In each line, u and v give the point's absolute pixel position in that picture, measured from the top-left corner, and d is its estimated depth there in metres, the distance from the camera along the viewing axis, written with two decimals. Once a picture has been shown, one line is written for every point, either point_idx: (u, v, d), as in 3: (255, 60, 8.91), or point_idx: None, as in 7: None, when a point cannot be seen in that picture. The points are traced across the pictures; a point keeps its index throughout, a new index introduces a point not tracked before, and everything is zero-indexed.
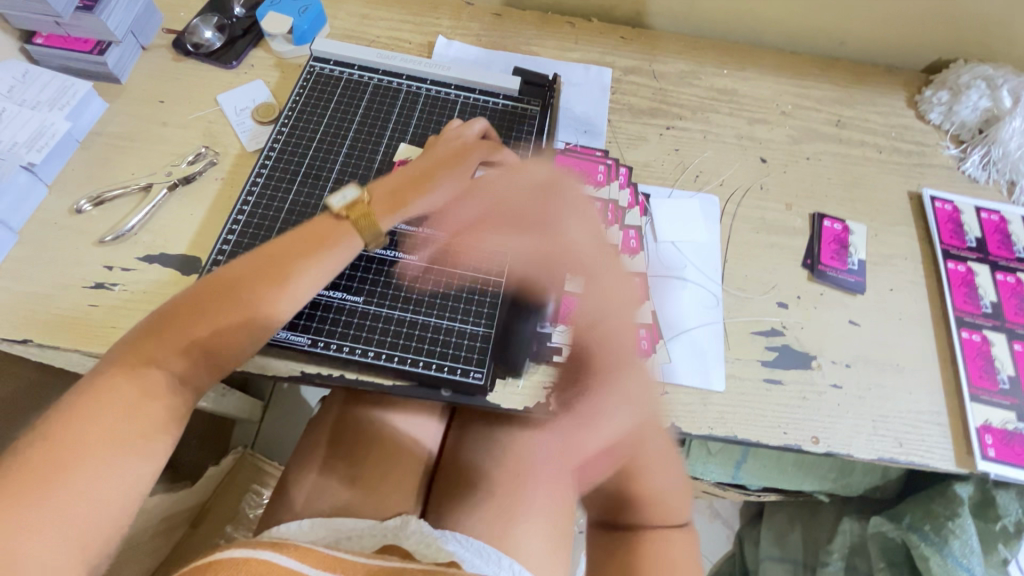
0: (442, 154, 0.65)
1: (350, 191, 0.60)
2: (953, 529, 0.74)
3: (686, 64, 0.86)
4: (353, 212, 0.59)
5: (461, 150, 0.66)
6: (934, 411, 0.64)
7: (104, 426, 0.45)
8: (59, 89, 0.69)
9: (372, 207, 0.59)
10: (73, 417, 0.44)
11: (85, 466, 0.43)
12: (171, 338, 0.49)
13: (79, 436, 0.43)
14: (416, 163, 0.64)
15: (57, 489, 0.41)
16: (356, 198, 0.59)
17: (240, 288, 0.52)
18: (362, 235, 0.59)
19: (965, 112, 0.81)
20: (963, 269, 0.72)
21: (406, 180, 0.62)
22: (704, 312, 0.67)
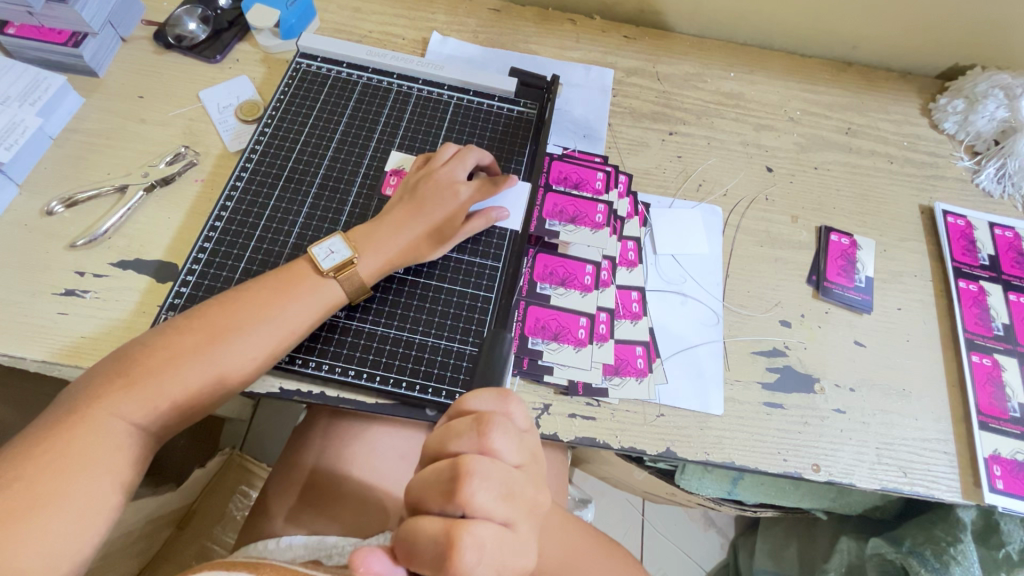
0: (426, 198, 0.60)
1: (337, 247, 0.57)
2: (955, 555, 0.71)
3: (691, 66, 0.82)
4: (339, 270, 0.56)
5: (445, 189, 0.60)
6: (941, 438, 0.62)
7: (65, 475, 0.44)
8: (32, 83, 0.66)
9: (361, 261, 0.57)
10: (30, 466, 0.43)
11: (43, 516, 0.42)
12: (137, 389, 0.48)
13: (38, 486, 0.43)
14: (421, 195, 0.60)
15: (13, 540, 0.41)
16: (345, 257, 0.56)
17: (219, 339, 0.51)
18: (346, 289, 0.56)
19: (981, 122, 0.77)
20: (975, 288, 0.69)
21: (386, 232, 0.58)
22: (703, 330, 0.65)
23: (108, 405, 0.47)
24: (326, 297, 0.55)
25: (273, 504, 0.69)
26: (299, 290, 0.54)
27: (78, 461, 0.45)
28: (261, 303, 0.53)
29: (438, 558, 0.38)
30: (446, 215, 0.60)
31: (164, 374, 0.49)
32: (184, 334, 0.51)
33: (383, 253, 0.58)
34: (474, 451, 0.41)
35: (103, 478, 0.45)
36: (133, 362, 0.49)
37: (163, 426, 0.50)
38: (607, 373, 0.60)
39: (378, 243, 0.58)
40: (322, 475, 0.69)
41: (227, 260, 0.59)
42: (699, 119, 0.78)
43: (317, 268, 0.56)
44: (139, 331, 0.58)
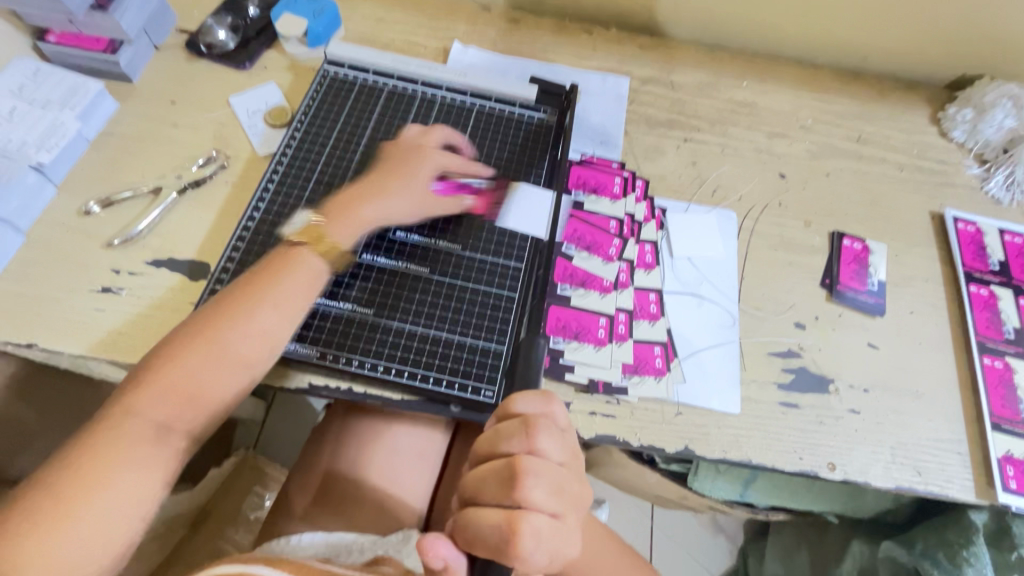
0: (388, 166, 0.65)
1: (300, 220, 0.62)
2: (968, 558, 0.72)
3: (705, 75, 0.84)
4: (308, 235, 0.60)
5: (409, 155, 0.65)
6: (955, 439, 0.63)
7: (104, 470, 0.48)
8: (71, 88, 0.68)
9: (331, 225, 0.61)
10: (74, 462, 0.48)
11: (87, 507, 0.47)
12: (164, 384, 0.51)
13: (81, 479, 0.47)
14: (377, 167, 0.65)
15: (61, 529, 0.45)
16: (311, 224, 0.61)
17: (232, 328, 0.54)
18: (327, 256, 0.59)
19: (989, 131, 0.79)
20: (986, 293, 0.70)
21: (352, 200, 0.62)
22: (719, 331, 0.66)
23: (132, 400, 0.51)
24: (310, 271, 0.58)
25: (295, 500, 0.71)
26: (286, 272, 0.57)
27: (114, 455, 0.49)
28: (268, 287, 0.56)
29: (499, 543, 0.43)
30: (409, 178, 0.64)
31: (187, 367, 0.52)
32: (192, 330, 0.54)
33: (358, 218, 0.61)
34: (526, 451, 0.46)
35: (138, 470, 0.49)
36: (156, 360, 0.52)
37: (188, 418, 0.53)
38: (626, 372, 0.62)
39: (347, 208, 0.62)
40: (343, 473, 0.71)
41: (258, 260, 0.61)
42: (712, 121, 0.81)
43: (289, 237, 0.60)
44: (174, 328, 0.60)
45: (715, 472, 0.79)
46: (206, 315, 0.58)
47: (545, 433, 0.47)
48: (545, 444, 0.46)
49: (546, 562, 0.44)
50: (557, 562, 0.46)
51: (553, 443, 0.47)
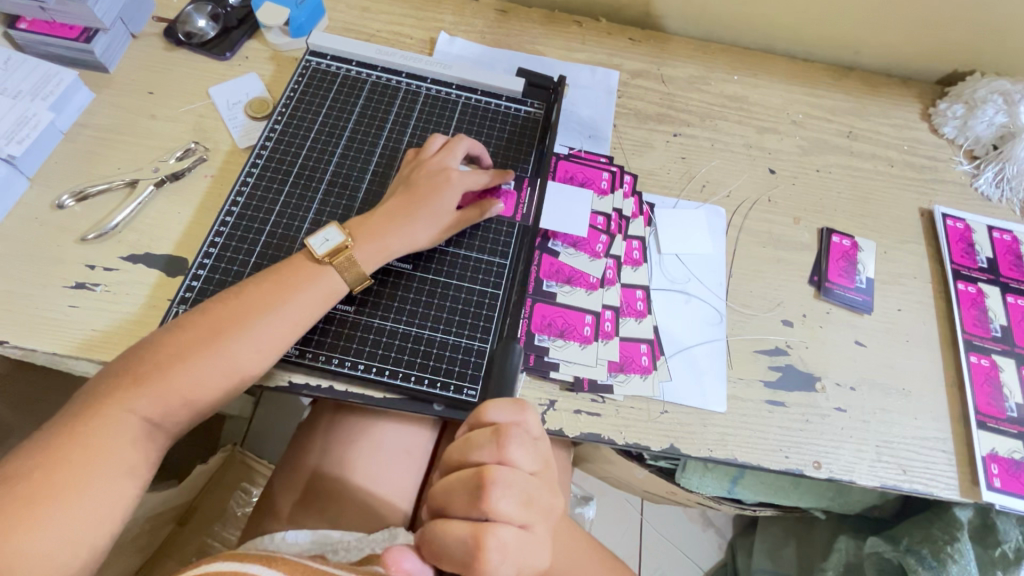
0: (419, 186, 0.61)
1: (332, 233, 0.57)
2: (952, 555, 0.72)
3: (696, 69, 0.83)
4: (334, 256, 0.56)
5: (441, 176, 0.61)
6: (940, 437, 0.63)
7: (82, 463, 0.45)
8: (43, 77, 0.66)
9: (356, 247, 0.57)
10: (48, 456, 0.44)
11: (60, 501, 0.43)
12: (153, 387, 0.49)
13: (58, 476, 0.44)
14: (418, 185, 0.61)
15: (27, 526, 0.42)
16: (340, 242, 0.57)
17: (225, 332, 0.51)
18: (345, 276, 0.56)
19: (980, 127, 0.78)
20: (974, 290, 0.70)
21: (378, 219, 0.59)
22: (706, 329, 0.65)
23: (119, 397, 0.48)
24: (327, 285, 0.56)
25: (278, 500, 0.70)
26: (294, 279, 0.55)
27: (97, 451, 0.46)
28: (265, 294, 0.53)
29: (465, 556, 0.43)
30: (442, 202, 0.60)
31: (176, 371, 0.49)
32: (190, 330, 0.51)
33: (379, 241, 0.58)
34: (494, 461, 0.45)
35: (119, 468, 0.46)
36: (144, 360, 0.50)
37: (174, 421, 0.50)
38: (612, 370, 0.61)
39: (372, 229, 0.58)
40: (327, 471, 0.70)
41: (237, 255, 0.60)
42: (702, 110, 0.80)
43: (313, 256, 0.56)
44: (150, 325, 0.58)
45: (703, 469, 0.79)
46: (182, 311, 0.57)
47: (515, 444, 0.46)
48: (514, 455, 0.46)
49: (513, 573, 0.44)
50: (526, 572, 0.45)
51: (523, 454, 0.46)
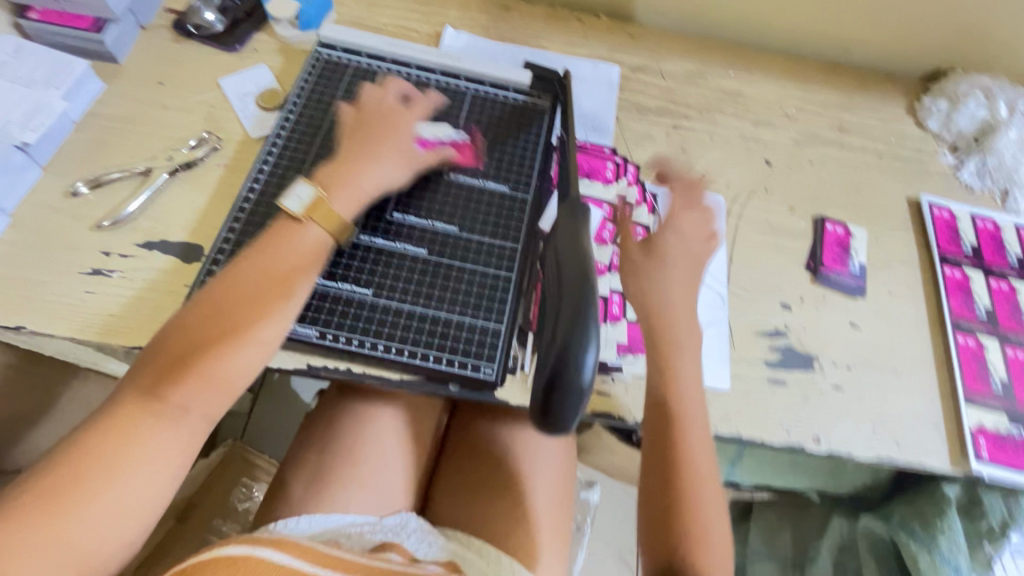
0: (371, 132, 0.63)
1: (302, 189, 0.58)
2: (940, 528, 0.75)
3: (693, 64, 0.86)
4: (311, 211, 0.57)
5: (388, 121, 0.64)
6: (930, 413, 0.66)
7: (116, 452, 0.45)
8: (55, 67, 0.66)
9: (330, 197, 0.58)
10: (93, 447, 0.45)
11: (103, 489, 0.44)
12: (190, 372, 0.49)
13: (99, 463, 0.45)
14: (368, 131, 0.63)
15: (64, 515, 0.43)
16: (311, 196, 0.58)
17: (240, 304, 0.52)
18: (328, 228, 0.57)
19: (963, 120, 0.83)
20: (959, 274, 0.74)
21: (342, 167, 0.60)
22: (709, 312, 0.68)
23: (146, 388, 0.48)
24: (309, 242, 0.56)
25: (291, 485, 0.70)
26: (286, 251, 0.55)
27: (129, 440, 0.46)
28: (270, 261, 0.54)
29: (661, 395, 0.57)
30: (397, 142, 0.63)
31: (208, 354, 0.50)
32: (197, 319, 0.51)
33: (351, 186, 0.60)
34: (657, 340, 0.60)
35: (154, 457, 0.47)
36: (176, 349, 0.49)
37: (200, 403, 0.49)
38: (621, 351, 0.63)
39: (339, 178, 0.60)
40: (339, 459, 0.71)
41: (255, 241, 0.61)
42: (701, 97, 0.83)
43: (291, 217, 0.57)
44: (168, 310, 0.59)
45: None
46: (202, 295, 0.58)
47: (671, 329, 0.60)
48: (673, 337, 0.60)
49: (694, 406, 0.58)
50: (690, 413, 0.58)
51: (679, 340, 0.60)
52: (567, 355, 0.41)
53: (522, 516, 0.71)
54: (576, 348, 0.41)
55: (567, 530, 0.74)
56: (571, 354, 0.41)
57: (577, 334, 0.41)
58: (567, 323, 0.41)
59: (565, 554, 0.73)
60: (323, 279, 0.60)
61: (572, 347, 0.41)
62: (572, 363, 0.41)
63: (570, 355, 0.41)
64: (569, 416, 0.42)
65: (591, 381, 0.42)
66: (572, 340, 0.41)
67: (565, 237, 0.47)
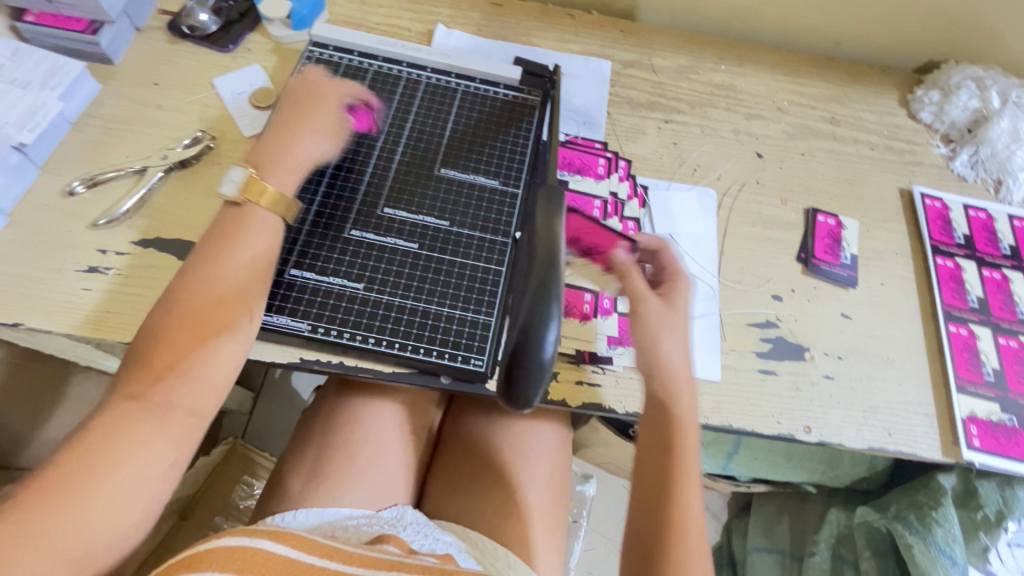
0: (296, 103, 0.65)
1: (235, 173, 0.58)
2: (936, 519, 0.76)
3: (684, 59, 0.86)
4: (244, 190, 0.58)
5: (318, 94, 0.66)
6: (922, 402, 0.66)
7: (108, 446, 0.46)
8: (51, 68, 0.67)
9: (264, 176, 0.59)
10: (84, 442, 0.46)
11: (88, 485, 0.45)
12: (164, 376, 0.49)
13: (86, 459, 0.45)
14: (294, 104, 0.65)
15: (55, 507, 0.43)
16: (245, 178, 0.58)
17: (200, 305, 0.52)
18: (268, 205, 0.58)
19: (955, 112, 0.82)
20: (952, 265, 0.74)
21: (271, 148, 0.61)
22: (700, 303, 0.68)
23: (126, 391, 0.49)
24: (266, 245, 0.58)
25: (286, 480, 0.71)
26: (246, 250, 0.56)
27: (120, 433, 0.47)
28: (227, 258, 0.55)
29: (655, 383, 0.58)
30: (325, 112, 0.65)
31: (178, 357, 0.50)
32: (163, 323, 0.51)
33: (287, 162, 0.61)
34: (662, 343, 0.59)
35: (145, 452, 0.47)
36: (146, 357, 0.50)
37: (182, 398, 0.50)
38: (611, 343, 0.64)
39: (272, 158, 0.61)
40: (334, 453, 0.71)
41: None
42: (693, 91, 0.84)
43: (229, 201, 0.58)
44: None
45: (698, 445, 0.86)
46: None
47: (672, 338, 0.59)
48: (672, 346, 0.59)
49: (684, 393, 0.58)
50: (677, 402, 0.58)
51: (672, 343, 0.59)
52: (530, 328, 0.45)
53: (517, 509, 0.71)
54: (540, 323, 0.44)
55: (562, 522, 0.74)
56: (535, 327, 0.44)
57: (540, 310, 0.44)
58: (533, 296, 0.45)
59: (560, 547, 0.73)
60: (316, 274, 0.60)
61: (536, 321, 0.45)
62: (535, 336, 0.44)
63: (534, 327, 0.45)
64: (533, 379, 0.46)
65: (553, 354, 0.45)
66: (536, 316, 0.44)
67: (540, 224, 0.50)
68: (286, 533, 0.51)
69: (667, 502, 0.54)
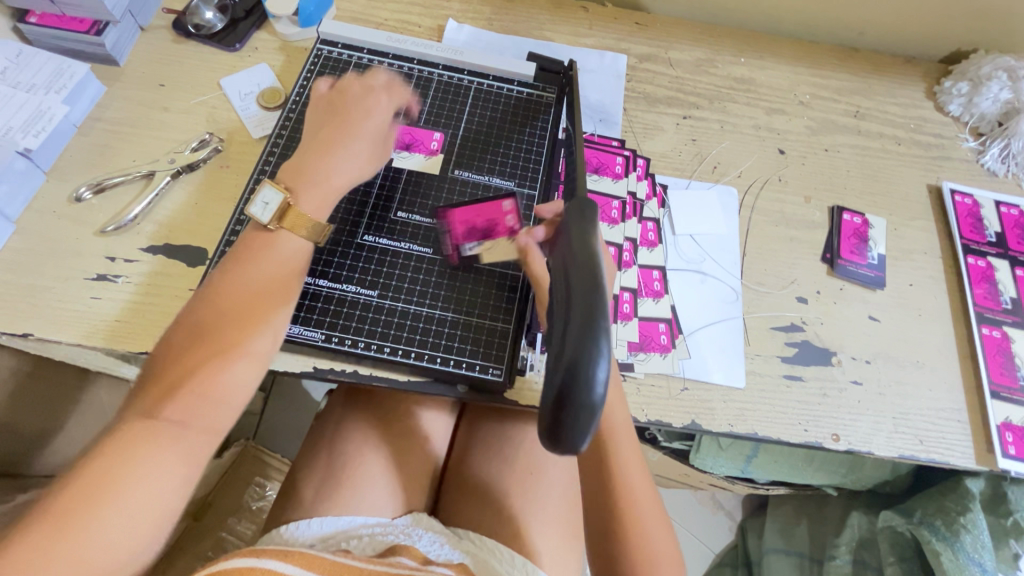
0: (343, 110, 0.61)
1: (269, 195, 0.55)
2: (965, 524, 0.73)
3: (702, 51, 0.84)
4: (281, 217, 0.55)
5: (360, 98, 0.62)
6: (955, 408, 0.64)
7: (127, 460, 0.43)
8: (56, 71, 0.66)
9: (298, 201, 0.56)
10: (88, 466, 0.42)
11: (93, 513, 0.41)
12: (183, 399, 0.46)
13: (89, 485, 0.41)
14: (337, 111, 0.61)
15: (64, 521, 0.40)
16: (281, 203, 0.55)
17: (223, 326, 0.49)
18: (300, 232, 0.55)
19: (985, 104, 0.79)
20: (983, 264, 0.71)
21: (307, 166, 0.58)
22: (723, 307, 0.66)
23: (143, 408, 0.45)
24: (290, 252, 0.55)
25: (300, 488, 0.70)
26: (271, 257, 0.54)
27: (133, 452, 0.43)
28: (254, 277, 0.52)
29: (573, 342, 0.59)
30: (372, 118, 0.61)
31: (197, 377, 0.47)
32: (188, 335, 0.49)
33: (320, 183, 0.57)
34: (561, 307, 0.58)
35: (159, 471, 0.44)
36: (165, 378, 0.47)
37: (198, 417, 0.46)
38: (632, 350, 0.62)
39: (306, 176, 0.57)
40: (349, 460, 0.70)
41: None
42: (711, 85, 0.81)
43: (260, 226, 0.55)
44: (173, 316, 0.59)
45: (717, 449, 0.82)
46: None
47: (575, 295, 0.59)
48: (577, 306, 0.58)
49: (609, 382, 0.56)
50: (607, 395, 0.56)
51: None
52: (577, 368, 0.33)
53: (533, 517, 0.69)
54: (587, 362, 0.33)
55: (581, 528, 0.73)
56: (585, 363, 0.33)
57: (588, 344, 0.33)
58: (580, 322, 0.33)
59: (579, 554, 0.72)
60: (329, 281, 0.59)
61: (587, 356, 0.33)
62: (585, 376, 0.33)
63: (584, 365, 0.33)
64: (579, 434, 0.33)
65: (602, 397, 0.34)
66: (585, 349, 0.33)
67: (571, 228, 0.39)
68: (294, 552, 0.50)
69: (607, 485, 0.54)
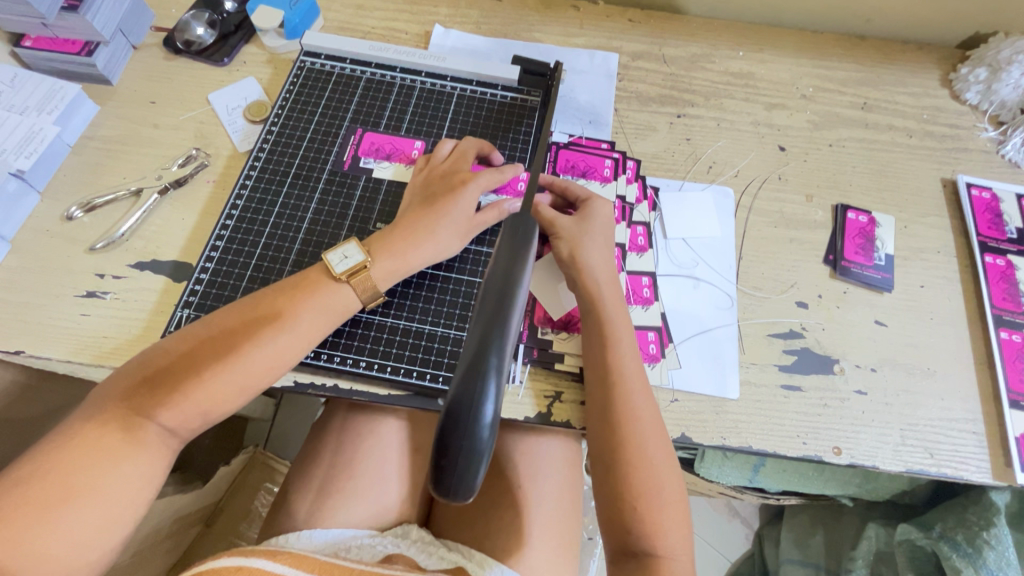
0: (437, 193, 0.60)
1: (350, 250, 0.56)
2: (987, 540, 0.69)
3: (699, 47, 0.81)
4: (352, 275, 0.55)
5: (454, 180, 0.60)
6: (970, 418, 0.60)
7: (103, 468, 0.47)
8: (49, 92, 0.67)
9: (374, 265, 0.56)
10: (69, 457, 0.46)
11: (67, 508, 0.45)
12: (175, 406, 0.49)
13: (70, 479, 0.45)
14: (435, 196, 0.60)
15: (47, 529, 0.44)
16: (358, 261, 0.56)
17: (240, 350, 0.51)
18: (358, 294, 0.56)
19: (1005, 90, 0.74)
20: (1002, 263, 0.66)
21: (393, 237, 0.58)
22: (716, 313, 0.64)
23: (132, 405, 0.49)
24: (342, 301, 0.55)
25: (291, 500, 0.70)
26: (320, 299, 0.54)
27: (113, 454, 0.47)
28: (289, 304, 0.53)
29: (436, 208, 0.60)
30: (463, 208, 0.59)
31: (192, 388, 0.50)
32: (196, 339, 0.51)
33: (397, 257, 0.57)
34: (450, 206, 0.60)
35: (129, 477, 0.48)
36: (166, 382, 0.50)
37: (186, 426, 0.51)
38: None
39: (390, 246, 0.57)
40: (339, 471, 0.69)
41: (238, 258, 0.60)
42: (708, 81, 0.78)
43: (329, 273, 0.56)
44: (158, 331, 0.59)
45: (722, 458, 0.78)
46: (185, 316, 0.57)
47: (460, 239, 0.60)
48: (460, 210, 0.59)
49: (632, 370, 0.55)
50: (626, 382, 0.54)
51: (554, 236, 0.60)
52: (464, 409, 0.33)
53: (528, 529, 0.67)
54: (472, 400, 0.33)
55: (575, 540, 0.71)
56: (465, 410, 0.33)
57: (474, 382, 0.33)
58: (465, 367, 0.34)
59: (573, 563, 0.70)
60: None
61: (468, 398, 0.33)
62: (468, 420, 0.33)
63: (466, 410, 0.33)
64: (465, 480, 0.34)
65: (494, 437, 0.34)
66: (464, 391, 0.33)
67: (496, 264, 0.38)
68: (282, 552, 0.50)
69: (637, 519, 0.51)
